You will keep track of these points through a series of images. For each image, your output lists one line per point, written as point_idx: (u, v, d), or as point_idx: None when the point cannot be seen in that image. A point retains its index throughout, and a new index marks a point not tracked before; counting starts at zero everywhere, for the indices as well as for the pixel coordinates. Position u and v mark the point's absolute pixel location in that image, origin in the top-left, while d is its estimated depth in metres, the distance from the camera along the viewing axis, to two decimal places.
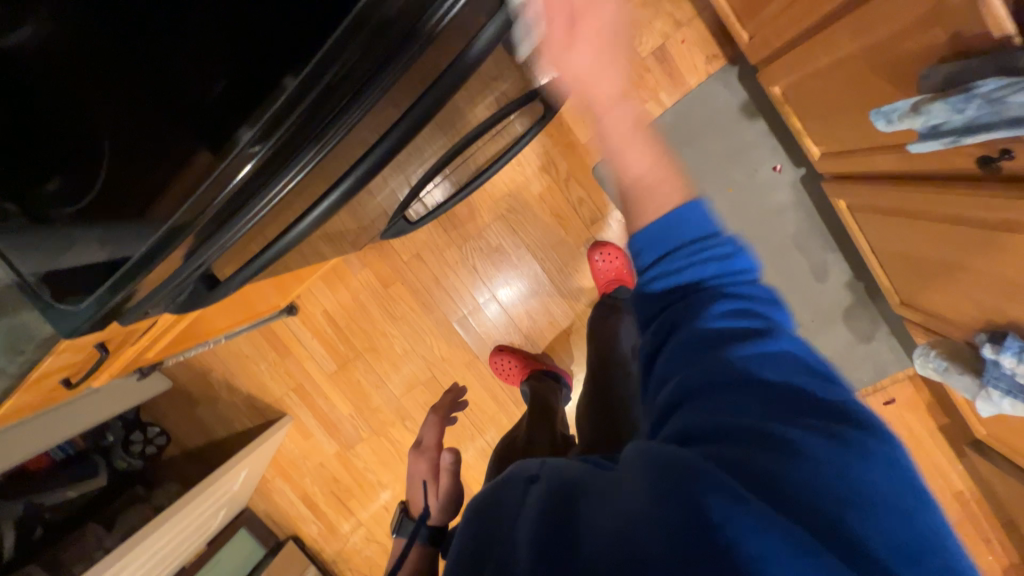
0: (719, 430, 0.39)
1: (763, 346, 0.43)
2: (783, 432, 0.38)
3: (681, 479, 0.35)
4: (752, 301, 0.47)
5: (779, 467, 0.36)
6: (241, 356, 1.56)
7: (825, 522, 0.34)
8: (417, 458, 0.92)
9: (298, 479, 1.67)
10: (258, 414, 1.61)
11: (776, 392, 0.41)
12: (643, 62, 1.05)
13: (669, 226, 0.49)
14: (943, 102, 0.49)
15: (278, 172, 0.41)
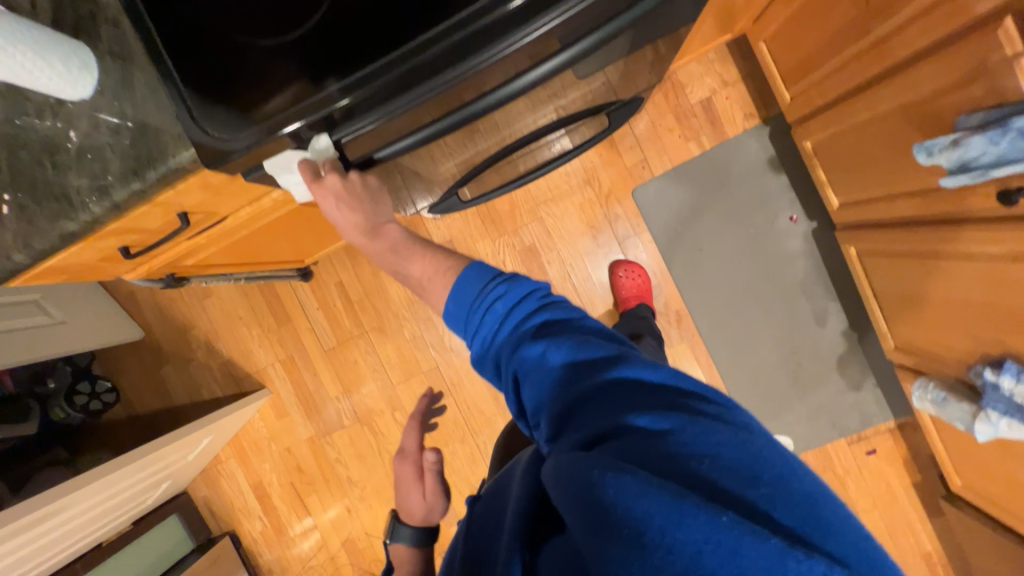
0: (592, 436, 0.40)
1: (628, 357, 0.47)
2: (640, 415, 0.40)
3: (576, 487, 0.35)
4: (570, 323, 0.52)
5: (654, 449, 0.37)
6: (233, 316, 1.47)
7: (707, 480, 0.35)
8: (402, 462, 0.79)
9: (256, 465, 1.51)
10: (233, 382, 1.49)
11: (631, 381, 0.44)
12: (691, 108, 1.21)
13: (461, 293, 0.57)
14: (981, 136, 0.60)
15: (396, 95, 0.47)
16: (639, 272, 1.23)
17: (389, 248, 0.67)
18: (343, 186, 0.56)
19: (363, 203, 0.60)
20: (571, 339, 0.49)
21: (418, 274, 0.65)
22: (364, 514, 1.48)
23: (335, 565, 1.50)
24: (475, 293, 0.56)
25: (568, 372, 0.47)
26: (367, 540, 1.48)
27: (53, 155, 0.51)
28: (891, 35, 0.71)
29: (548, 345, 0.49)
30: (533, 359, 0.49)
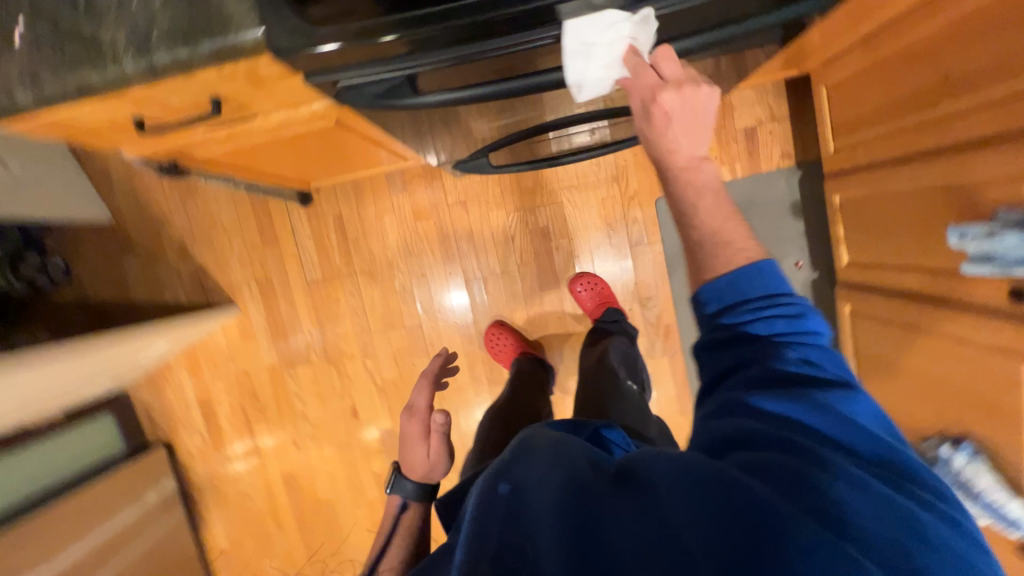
0: (756, 449, 0.43)
1: (849, 425, 0.44)
2: (822, 457, 0.42)
3: (716, 485, 0.40)
4: (814, 346, 0.48)
5: (810, 488, 0.40)
6: (215, 222, 1.38)
7: (850, 534, 0.38)
8: (410, 419, 0.84)
9: (208, 380, 1.45)
10: (200, 292, 1.41)
11: (839, 458, 0.43)
12: (734, 132, 1.21)
13: (749, 278, 0.49)
14: (1017, 234, 0.62)
15: (490, 37, 0.44)
16: (596, 281, 1.26)
17: (692, 182, 0.52)
18: (695, 94, 0.49)
19: (692, 125, 0.51)
20: (806, 362, 0.47)
21: (711, 229, 0.51)
22: (311, 452, 1.45)
23: (271, 494, 1.49)
24: (762, 293, 0.49)
25: (785, 385, 0.46)
26: (309, 477, 1.46)
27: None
28: (959, 116, 0.72)
29: (779, 352, 0.47)
30: (756, 350, 0.48)
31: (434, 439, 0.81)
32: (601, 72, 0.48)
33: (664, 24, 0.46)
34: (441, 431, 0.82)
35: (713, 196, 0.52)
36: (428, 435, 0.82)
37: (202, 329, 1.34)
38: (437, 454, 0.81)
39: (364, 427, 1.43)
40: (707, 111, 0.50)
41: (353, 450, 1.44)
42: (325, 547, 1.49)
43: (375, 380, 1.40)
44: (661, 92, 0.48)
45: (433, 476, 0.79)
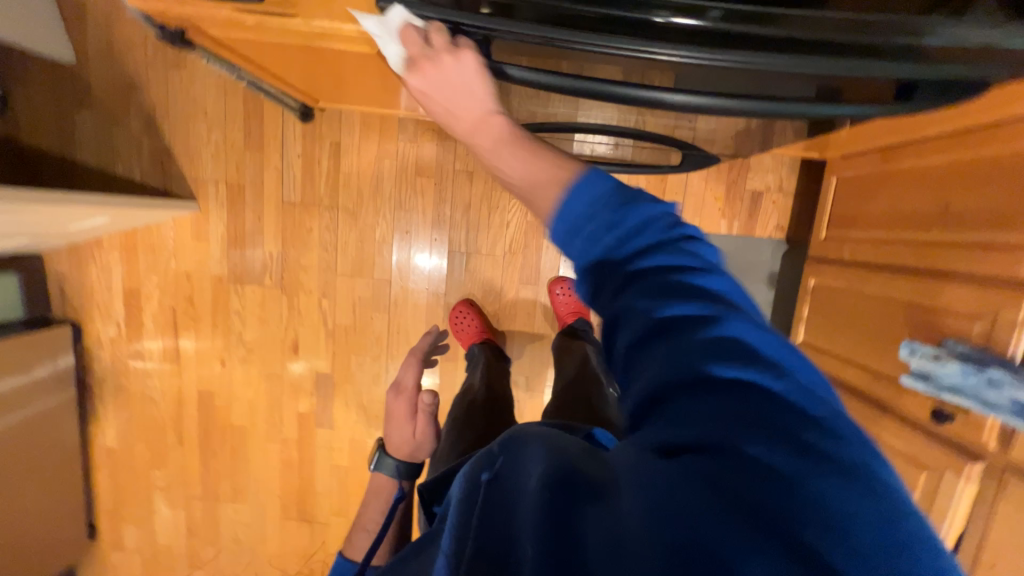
0: (680, 436, 0.33)
1: (742, 357, 0.35)
2: (723, 417, 0.33)
3: (653, 487, 0.32)
4: (714, 288, 0.39)
5: (751, 478, 0.30)
6: (197, 106, 1.24)
7: (819, 533, 0.28)
8: (397, 398, 0.84)
9: (142, 271, 1.33)
10: (159, 174, 1.27)
11: (739, 407, 0.33)
12: (743, 191, 1.25)
13: (581, 194, 0.42)
14: (960, 364, 0.69)
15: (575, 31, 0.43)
16: (575, 289, 1.26)
17: (483, 140, 0.52)
18: (447, 69, 0.48)
19: (461, 89, 0.50)
20: (710, 308, 0.37)
21: (517, 175, 0.48)
22: (236, 375, 1.37)
23: (179, 406, 1.40)
24: (597, 195, 0.41)
25: (695, 350, 0.35)
26: (226, 400, 1.38)
27: None
28: (942, 245, 0.79)
29: (684, 306, 0.37)
30: (639, 302, 0.38)
31: (420, 418, 0.82)
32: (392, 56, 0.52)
33: (726, 81, 0.48)
34: (427, 411, 0.83)
35: (502, 146, 0.50)
36: (414, 414, 0.83)
37: (152, 216, 1.21)
38: (423, 435, 0.82)
39: (301, 365, 1.37)
40: (467, 74, 0.49)
41: (282, 385, 1.37)
42: (223, 473, 1.43)
43: (326, 321, 1.34)
44: (410, 72, 0.50)
45: (416, 454, 0.79)
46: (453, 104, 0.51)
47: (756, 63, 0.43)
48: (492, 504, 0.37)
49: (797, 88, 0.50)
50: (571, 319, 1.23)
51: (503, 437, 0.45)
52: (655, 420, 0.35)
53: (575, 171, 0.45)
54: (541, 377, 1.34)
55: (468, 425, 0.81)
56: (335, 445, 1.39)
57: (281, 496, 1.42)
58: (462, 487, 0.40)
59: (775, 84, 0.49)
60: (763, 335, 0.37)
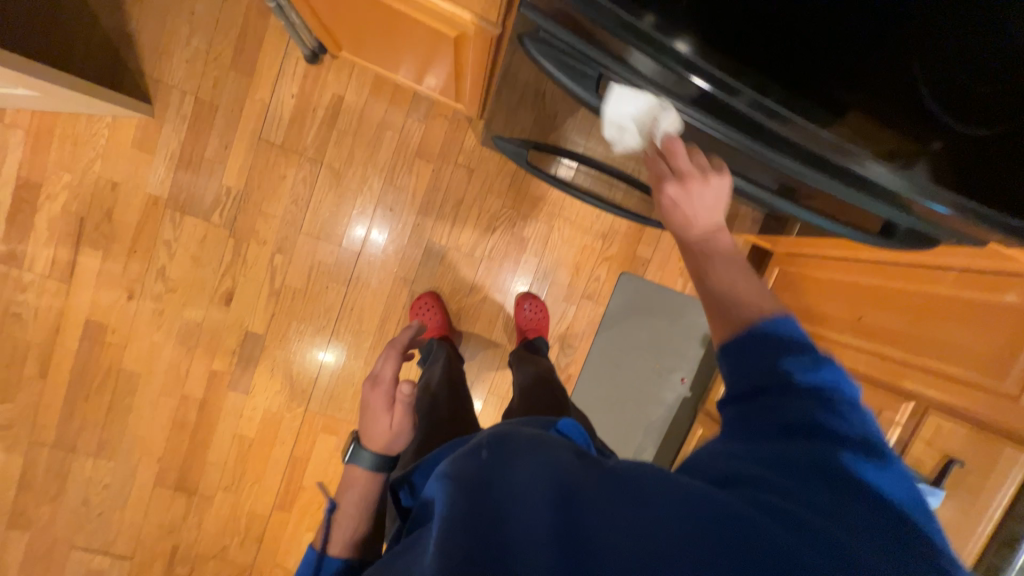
0: (753, 474, 0.38)
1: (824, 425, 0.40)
2: (805, 455, 0.38)
3: (693, 499, 0.35)
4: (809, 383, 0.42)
5: (812, 517, 0.34)
6: (183, 1, 1.07)
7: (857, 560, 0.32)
8: (372, 389, 0.72)
9: (51, 164, 1.09)
10: (109, 61, 1.07)
11: (810, 458, 0.38)
12: None
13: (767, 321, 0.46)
14: None
15: (674, 96, 0.48)
16: (541, 309, 1.31)
17: (706, 252, 0.54)
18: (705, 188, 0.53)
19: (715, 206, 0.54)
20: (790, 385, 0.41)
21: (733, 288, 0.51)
22: (143, 314, 1.18)
23: (55, 334, 1.16)
24: (779, 329, 0.45)
25: (802, 423, 0.40)
26: (122, 340, 1.18)
27: None
28: (849, 346, 0.98)
29: (803, 387, 0.41)
30: (756, 369, 0.44)
31: (398, 410, 0.72)
32: (633, 127, 0.55)
33: (761, 167, 0.57)
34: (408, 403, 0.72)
35: (732, 264, 0.53)
36: (392, 406, 0.72)
37: (91, 106, 1.01)
38: (401, 425, 0.73)
39: (229, 319, 1.22)
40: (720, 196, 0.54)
41: (200, 337, 1.21)
42: (92, 423, 1.20)
43: (275, 280, 1.22)
44: (672, 184, 0.53)
45: (394, 446, 0.72)
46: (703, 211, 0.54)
47: (774, 158, 0.52)
48: (494, 479, 0.41)
49: (759, 174, 0.60)
50: (531, 335, 1.26)
51: (488, 435, 0.49)
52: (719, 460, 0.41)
53: (769, 304, 0.48)
54: (486, 384, 1.36)
55: (435, 434, 0.82)
56: (246, 413, 1.25)
57: (162, 459, 1.24)
58: (453, 486, 0.41)
59: (751, 164, 0.58)
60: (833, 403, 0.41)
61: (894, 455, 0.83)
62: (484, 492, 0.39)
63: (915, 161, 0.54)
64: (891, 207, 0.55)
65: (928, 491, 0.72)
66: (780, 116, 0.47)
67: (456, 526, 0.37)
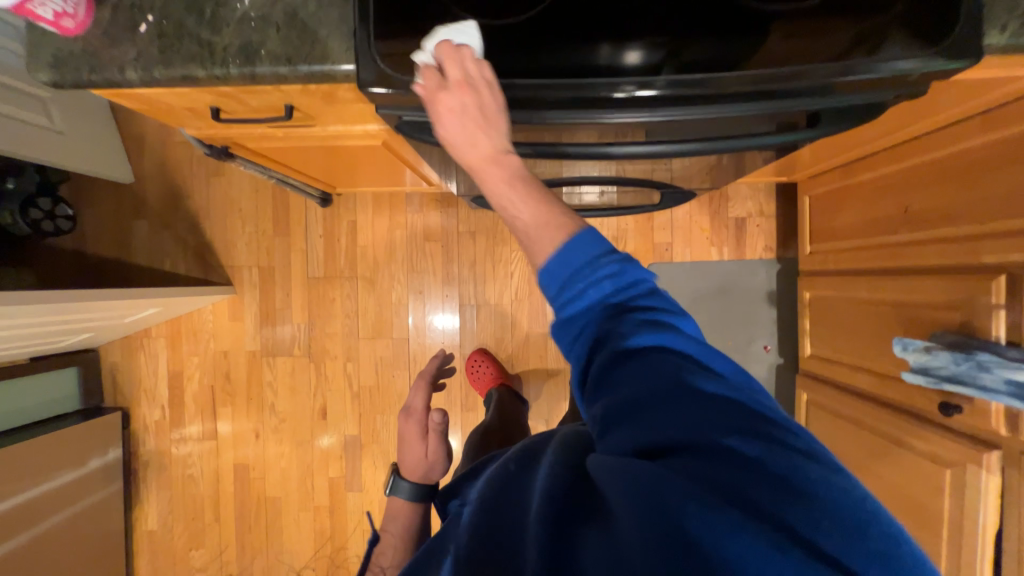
0: (666, 441, 0.36)
1: (702, 373, 0.40)
2: (713, 424, 0.36)
3: (658, 494, 0.33)
4: (676, 344, 0.41)
5: (732, 471, 0.34)
6: (232, 205, 1.43)
7: (776, 502, 0.33)
8: (407, 420, 0.96)
9: (185, 355, 1.45)
10: (200, 268, 1.44)
11: (716, 411, 0.37)
12: (727, 219, 1.33)
13: (565, 259, 0.42)
14: (949, 354, 0.71)
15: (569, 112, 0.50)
16: None
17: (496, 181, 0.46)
18: (451, 73, 0.44)
19: (471, 124, 0.45)
20: (678, 346, 0.41)
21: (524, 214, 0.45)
22: (269, 446, 1.44)
23: (217, 482, 1.45)
24: (582, 260, 0.42)
25: (683, 378, 0.39)
26: (261, 472, 1.44)
27: (217, 6, 0.51)
28: (910, 245, 0.84)
29: (664, 359, 0.39)
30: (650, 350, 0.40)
31: (429, 436, 0.95)
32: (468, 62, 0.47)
33: (690, 130, 0.55)
34: (435, 428, 0.95)
35: (513, 188, 0.46)
36: (424, 436, 0.95)
37: (194, 303, 1.36)
38: (434, 454, 0.93)
39: (330, 430, 1.42)
40: (489, 119, 0.45)
41: (313, 452, 1.42)
42: (259, 549, 1.44)
43: (352, 385, 1.41)
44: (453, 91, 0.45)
45: (428, 473, 0.91)
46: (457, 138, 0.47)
47: (692, 115, 0.51)
48: (495, 523, 0.43)
49: (752, 124, 0.55)
50: None
51: (517, 451, 0.54)
52: (631, 425, 0.38)
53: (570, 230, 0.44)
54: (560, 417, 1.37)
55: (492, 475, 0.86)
56: (365, 508, 1.40)
57: (315, 568, 1.42)
58: (468, 528, 0.44)
59: (686, 129, 0.55)
60: (694, 349, 0.42)
61: (1007, 346, 0.67)
62: (491, 535, 0.42)
63: (883, 42, 0.47)
64: (842, 99, 0.51)
65: None
66: (679, 82, 0.47)
67: (479, 554, 0.41)
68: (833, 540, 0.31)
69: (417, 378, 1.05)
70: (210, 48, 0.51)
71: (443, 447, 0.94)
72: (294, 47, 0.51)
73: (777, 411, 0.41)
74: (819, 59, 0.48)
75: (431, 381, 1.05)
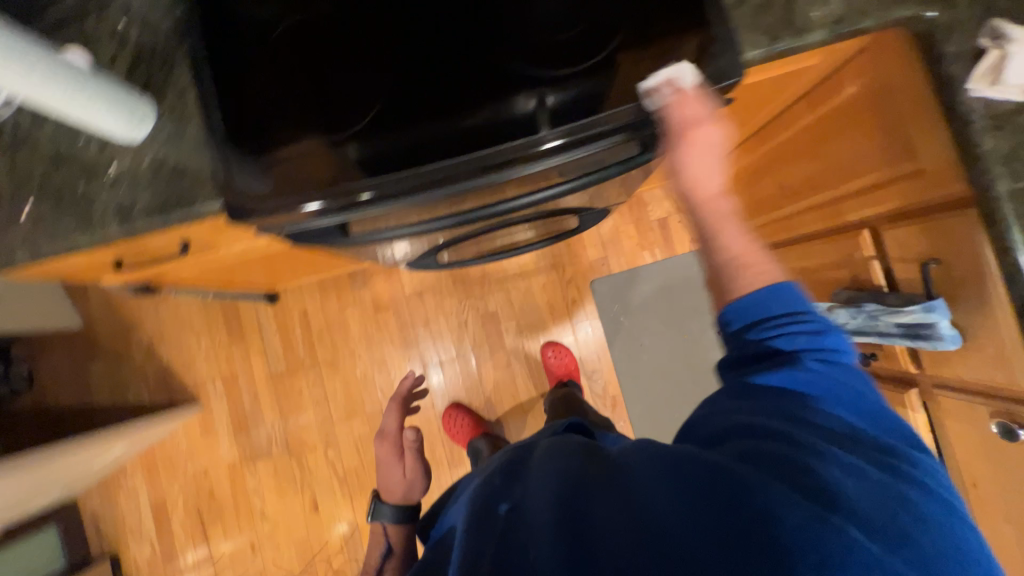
0: (762, 444, 0.45)
1: (818, 405, 0.50)
2: (802, 436, 0.46)
3: (704, 478, 0.42)
4: (823, 380, 0.51)
5: (820, 472, 0.42)
6: (183, 324, 1.46)
7: (846, 508, 0.39)
8: (383, 441, 1.17)
9: (165, 483, 1.43)
10: (164, 392, 1.45)
11: (814, 427, 0.47)
12: (650, 222, 1.40)
13: (767, 296, 0.54)
14: (845, 310, 0.76)
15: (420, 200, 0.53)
16: (566, 351, 1.37)
17: (705, 186, 0.56)
18: (691, 103, 0.50)
19: (708, 155, 0.54)
20: (808, 381, 0.51)
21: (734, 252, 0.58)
22: (267, 555, 1.40)
23: None
24: (773, 305, 0.54)
25: (790, 391, 0.51)
26: None
27: (88, 180, 0.57)
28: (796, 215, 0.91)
29: (791, 368, 0.51)
30: (788, 372, 0.51)
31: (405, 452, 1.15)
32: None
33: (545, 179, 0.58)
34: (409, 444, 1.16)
35: (721, 225, 0.59)
36: (400, 454, 1.14)
37: (162, 430, 1.36)
38: (411, 473, 1.09)
39: (326, 521, 1.40)
40: (711, 146, 0.54)
41: (313, 549, 1.39)
42: None
43: (337, 470, 1.41)
44: (694, 147, 0.53)
45: (408, 492, 1.05)
46: (699, 173, 0.56)
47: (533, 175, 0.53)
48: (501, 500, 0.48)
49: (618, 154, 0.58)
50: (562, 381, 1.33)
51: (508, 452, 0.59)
52: (743, 440, 0.47)
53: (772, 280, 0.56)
54: None
55: None
56: None
57: None
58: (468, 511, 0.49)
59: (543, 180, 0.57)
60: (835, 379, 0.51)
61: (889, 291, 0.72)
62: (491, 505, 0.48)
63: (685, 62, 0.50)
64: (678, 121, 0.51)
65: (926, 310, 0.62)
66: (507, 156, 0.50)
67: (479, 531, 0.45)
68: (902, 550, 0.38)
69: (390, 403, 1.26)
70: (89, 218, 0.57)
71: (418, 464, 1.12)
72: (164, 197, 0.56)
73: (875, 437, 0.48)
74: (626, 95, 0.51)
75: (404, 401, 1.28)
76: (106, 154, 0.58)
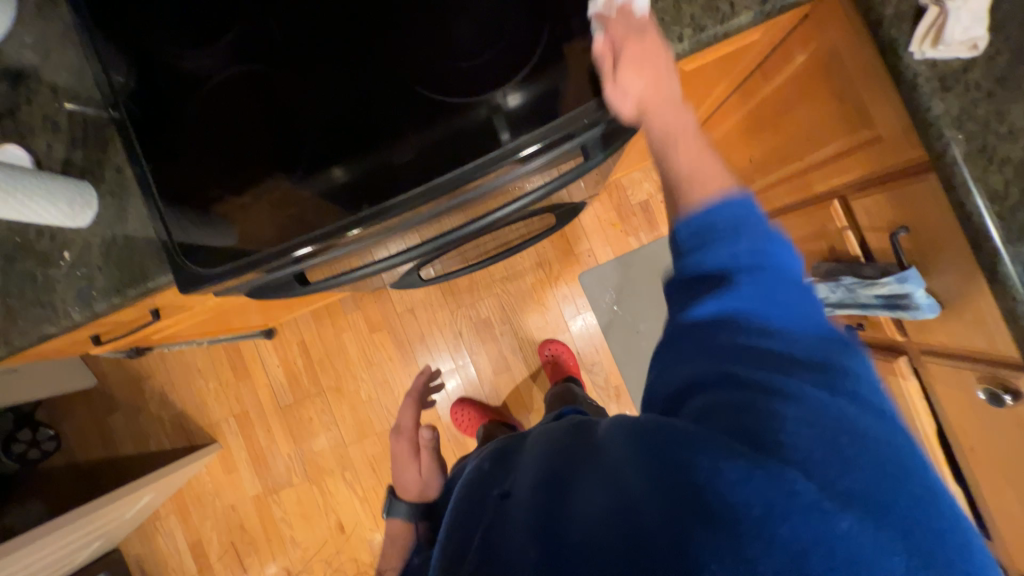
0: (712, 396, 0.42)
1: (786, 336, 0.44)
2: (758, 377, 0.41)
3: (658, 446, 0.40)
4: (782, 295, 0.45)
5: (773, 422, 0.38)
6: (190, 369, 1.49)
7: (797, 453, 0.37)
8: (399, 438, 1.22)
9: (198, 522, 1.49)
10: (183, 436, 1.50)
11: (771, 365, 0.42)
12: (632, 207, 1.38)
13: (720, 211, 0.46)
14: (823, 284, 0.74)
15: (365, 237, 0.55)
16: (562, 347, 1.37)
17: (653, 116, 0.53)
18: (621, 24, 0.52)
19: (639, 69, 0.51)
20: (769, 314, 0.44)
21: (683, 167, 0.51)
22: None
23: None
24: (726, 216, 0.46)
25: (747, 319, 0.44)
26: None
27: (46, 268, 0.58)
28: (769, 189, 0.88)
29: (745, 293, 0.44)
30: (745, 297, 0.44)
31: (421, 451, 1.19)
32: None
33: (490, 201, 0.59)
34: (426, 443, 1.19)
35: (671, 139, 0.53)
36: (416, 452, 1.19)
37: (186, 474, 1.41)
38: (425, 471, 1.15)
39: (353, 540, 1.45)
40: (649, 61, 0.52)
41: (346, 568, 1.44)
42: None
43: (357, 491, 1.44)
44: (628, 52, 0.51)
45: (423, 489, 1.11)
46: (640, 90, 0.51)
47: (471, 197, 0.54)
48: (478, 504, 0.49)
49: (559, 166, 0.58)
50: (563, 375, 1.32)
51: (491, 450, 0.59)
52: (699, 397, 0.43)
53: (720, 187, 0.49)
54: None
55: None
56: None
57: None
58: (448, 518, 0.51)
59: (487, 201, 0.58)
60: (789, 297, 0.45)
61: (866, 261, 0.70)
62: (468, 515, 0.49)
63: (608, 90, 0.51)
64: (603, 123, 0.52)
65: (900, 281, 0.60)
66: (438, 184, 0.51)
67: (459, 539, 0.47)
68: (858, 499, 0.35)
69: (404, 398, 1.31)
70: (53, 305, 0.58)
71: (433, 463, 1.16)
72: (120, 275, 0.58)
73: (847, 368, 0.43)
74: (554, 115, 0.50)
75: (418, 397, 1.32)
76: (58, 240, 0.59)
